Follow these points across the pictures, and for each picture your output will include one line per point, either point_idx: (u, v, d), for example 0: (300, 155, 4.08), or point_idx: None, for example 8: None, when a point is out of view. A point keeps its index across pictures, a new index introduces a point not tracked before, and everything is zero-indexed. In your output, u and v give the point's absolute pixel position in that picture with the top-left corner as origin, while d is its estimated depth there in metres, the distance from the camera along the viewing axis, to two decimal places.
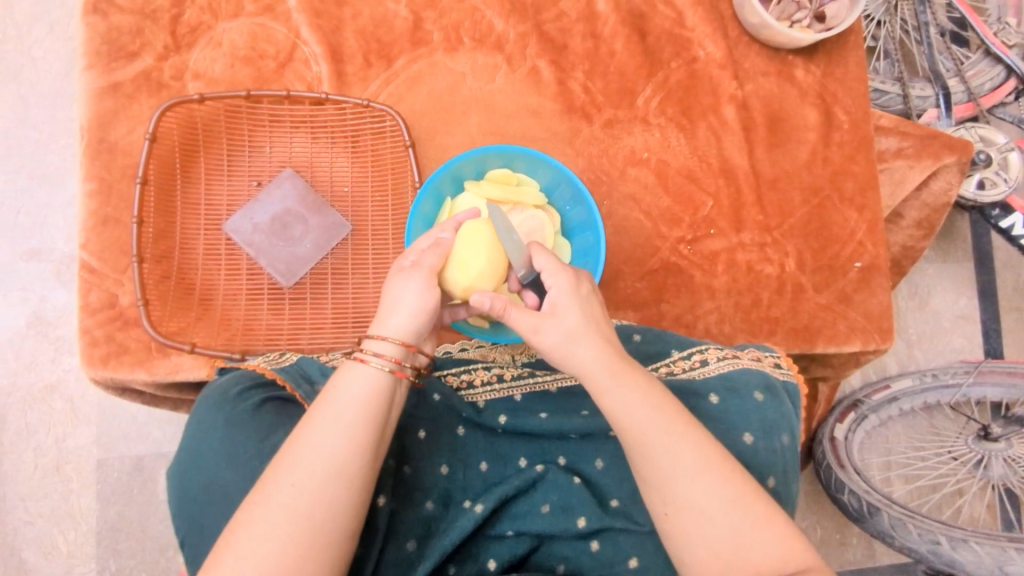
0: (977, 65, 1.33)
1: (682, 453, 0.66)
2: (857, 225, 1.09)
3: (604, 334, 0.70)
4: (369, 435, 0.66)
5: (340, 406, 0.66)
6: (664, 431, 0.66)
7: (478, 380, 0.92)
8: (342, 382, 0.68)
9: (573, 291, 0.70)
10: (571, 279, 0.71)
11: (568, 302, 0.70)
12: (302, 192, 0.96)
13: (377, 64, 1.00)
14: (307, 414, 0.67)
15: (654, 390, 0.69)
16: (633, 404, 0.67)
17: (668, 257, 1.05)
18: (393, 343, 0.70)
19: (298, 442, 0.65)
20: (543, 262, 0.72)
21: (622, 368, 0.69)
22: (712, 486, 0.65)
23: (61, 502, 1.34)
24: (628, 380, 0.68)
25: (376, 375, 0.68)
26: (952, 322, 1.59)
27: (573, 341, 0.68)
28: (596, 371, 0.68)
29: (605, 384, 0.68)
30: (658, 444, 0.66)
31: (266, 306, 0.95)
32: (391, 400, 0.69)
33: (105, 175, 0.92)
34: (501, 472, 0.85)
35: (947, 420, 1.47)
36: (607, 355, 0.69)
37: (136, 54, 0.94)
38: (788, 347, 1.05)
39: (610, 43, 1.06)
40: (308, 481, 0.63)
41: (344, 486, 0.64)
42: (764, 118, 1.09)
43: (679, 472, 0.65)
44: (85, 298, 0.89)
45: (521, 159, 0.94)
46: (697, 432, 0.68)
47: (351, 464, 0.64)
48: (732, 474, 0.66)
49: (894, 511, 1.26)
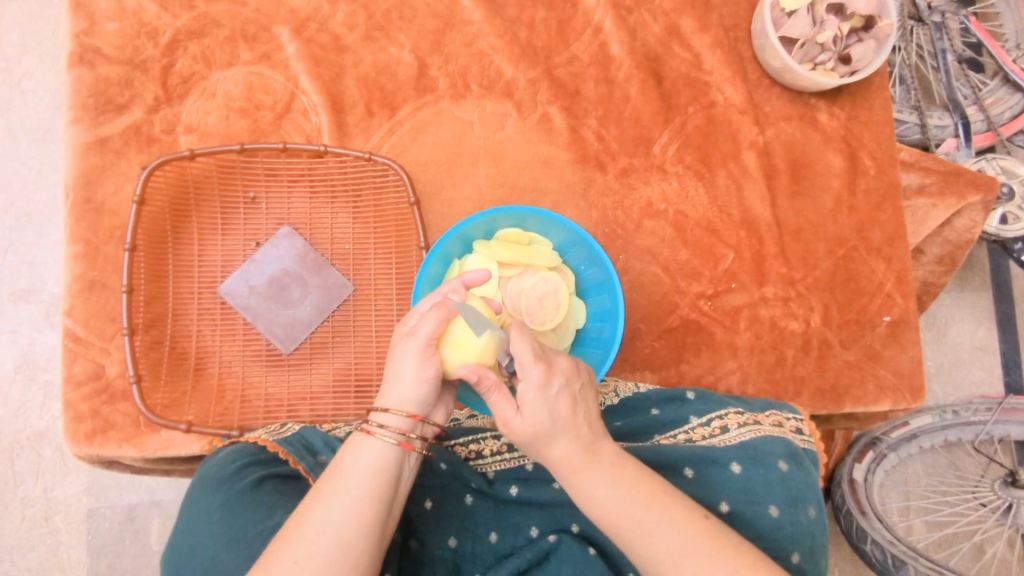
0: (995, 92, 1.21)
1: (662, 539, 0.59)
2: (885, 276, 1.03)
3: (578, 423, 0.61)
4: (378, 508, 0.59)
5: (349, 476, 0.60)
6: (640, 518, 0.60)
7: (488, 449, 0.83)
8: (352, 454, 0.62)
9: (544, 387, 0.60)
10: (543, 372, 0.60)
11: (537, 400, 0.60)
12: (301, 251, 0.91)
13: (380, 113, 0.96)
14: (313, 487, 0.61)
15: (624, 468, 0.62)
16: (606, 497, 0.60)
17: (687, 313, 1.00)
18: (399, 414, 0.63)
19: (304, 516, 0.58)
20: (520, 350, 0.60)
21: (592, 456, 0.61)
22: (701, 567, 0.59)
23: (49, 555, 1.18)
24: (599, 470, 0.61)
25: (385, 449, 0.62)
26: (971, 354, 1.41)
27: (542, 440, 0.60)
28: (566, 465, 0.61)
29: (575, 477, 0.61)
30: (634, 534, 0.60)
31: (264, 373, 0.89)
32: (398, 474, 0.62)
33: (90, 237, 0.87)
34: (512, 544, 0.75)
35: (969, 459, 1.31)
36: (577, 447, 0.61)
37: (125, 107, 0.90)
38: (814, 409, 1.00)
39: (625, 88, 1.01)
40: (313, 559, 0.55)
41: (352, 565, 0.56)
42: (786, 165, 1.04)
43: (663, 561, 0.59)
44: (69, 370, 0.84)
45: (533, 219, 0.89)
46: (676, 507, 0.61)
47: (358, 541, 0.57)
48: (724, 550, 0.60)
49: (924, 566, 1.10)
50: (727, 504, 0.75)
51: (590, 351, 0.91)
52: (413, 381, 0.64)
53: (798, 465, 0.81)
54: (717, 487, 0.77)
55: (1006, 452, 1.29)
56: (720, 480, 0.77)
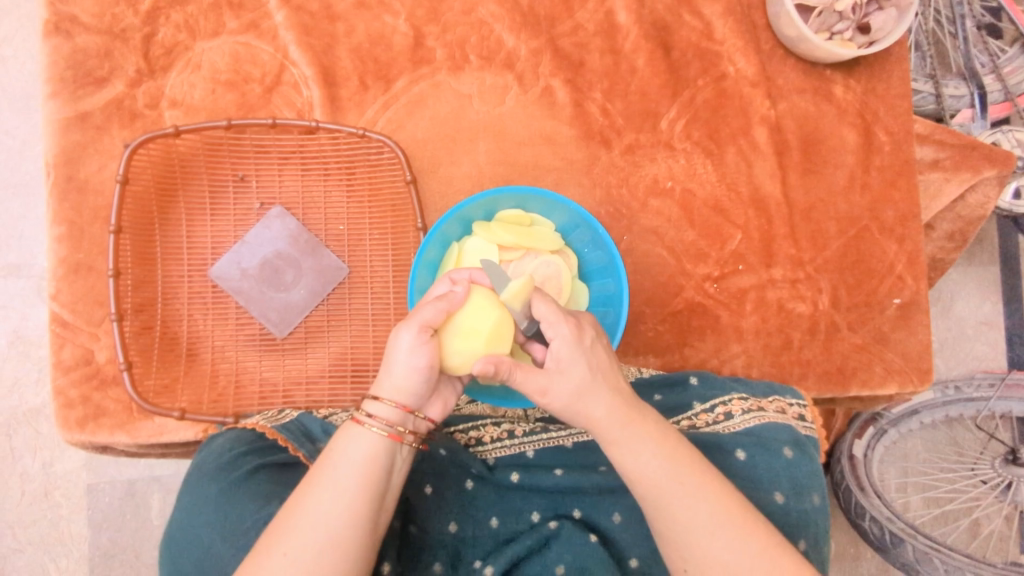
0: (1013, 60, 1.14)
1: (699, 506, 0.57)
2: (897, 257, 0.99)
3: (615, 381, 0.61)
4: (370, 500, 0.57)
5: (340, 467, 0.58)
6: (680, 482, 0.58)
7: (488, 436, 0.81)
8: (344, 442, 0.60)
9: (578, 340, 0.59)
10: (576, 327, 0.60)
11: (573, 354, 0.59)
12: (294, 232, 0.88)
13: (375, 86, 0.91)
14: (304, 477, 0.59)
15: (665, 433, 0.61)
16: (649, 457, 0.59)
17: (693, 296, 0.97)
18: (389, 405, 0.60)
19: (294, 508, 0.56)
20: (543, 310, 0.61)
21: (633, 417, 0.60)
22: (734, 540, 0.57)
23: (50, 529, 1.18)
24: (640, 430, 0.60)
25: (373, 440, 0.59)
26: (975, 329, 1.38)
27: (584, 397, 0.59)
28: (607, 425, 0.59)
29: (616, 439, 0.59)
30: (672, 498, 0.58)
31: (258, 358, 0.87)
32: (389, 467, 0.60)
33: (74, 218, 0.84)
34: (512, 529, 0.73)
35: (968, 435, 1.29)
36: (618, 405, 0.60)
37: (106, 79, 0.86)
38: (820, 392, 0.97)
39: (632, 59, 0.97)
40: (302, 552, 0.54)
41: (341, 557, 0.55)
42: (798, 141, 0.99)
43: (697, 528, 0.57)
44: (57, 355, 0.82)
45: (535, 199, 0.86)
46: (714, 478, 0.59)
47: (349, 534, 0.55)
48: (754, 526, 0.58)
49: (920, 543, 1.08)
50: None
51: None
52: (406, 369, 0.60)
53: (803, 453, 0.78)
54: (721, 475, 0.74)
55: (1007, 427, 1.25)
56: (725, 466, 0.74)
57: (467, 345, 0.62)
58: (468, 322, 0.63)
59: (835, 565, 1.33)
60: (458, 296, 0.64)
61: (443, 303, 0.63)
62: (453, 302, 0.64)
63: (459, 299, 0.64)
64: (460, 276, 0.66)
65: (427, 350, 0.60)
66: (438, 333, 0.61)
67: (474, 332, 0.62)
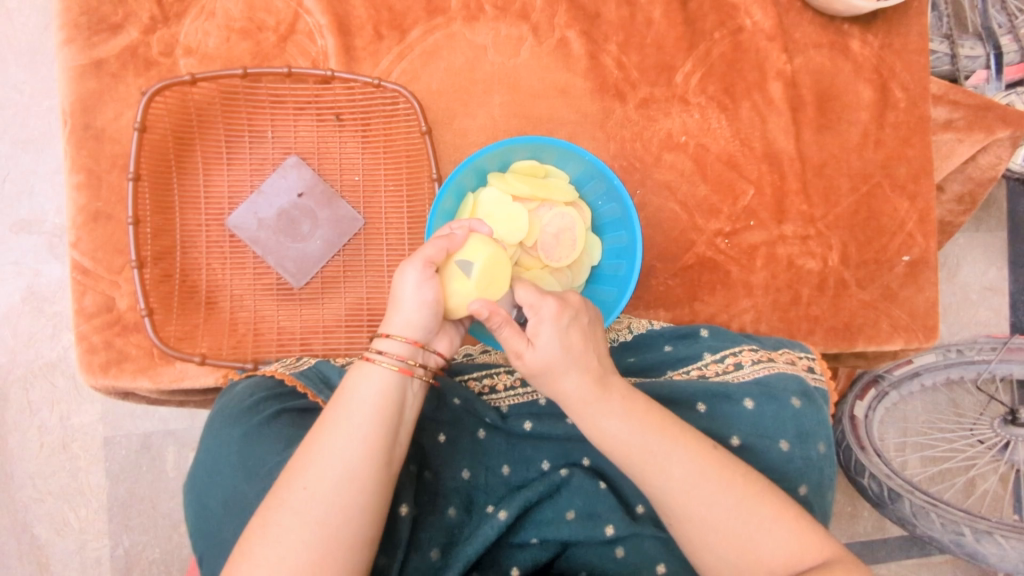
0: None
1: (672, 469, 0.59)
2: (908, 214, 0.99)
3: (588, 356, 0.61)
4: (384, 435, 0.59)
5: (353, 406, 0.59)
6: (652, 449, 0.59)
7: (501, 384, 0.83)
8: (355, 384, 0.61)
9: (557, 321, 0.60)
10: (556, 306, 0.60)
11: (550, 331, 0.59)
12: (310, 182, 0.88)
13: (389, 36, 0.91)
14: (318, 418, 0.60)
15: (634, 402, 0.62)
16: (619, 429, 0.60)
17: (704, 251, 0.98)
18: (400, 340, 0.62)
19: (311, 444, 0.58)
20: (526, 295, 0.62)
21: (602, 390, 0.61)
22: (710, 495, 0.58)
23: (69, 479, 1.21)
24: (608, 403, 0.60)
25: (385, 375, 0.60)
26: (980, 293, 1.39)
27: (554, 371, 0.60)
28: (576, 398, 0.60)
29: (585, 411, 0.60)
30: (645, 465, 0.59)
31: (276, 307, 0.88)
32: (401, 402, 0.61)
33: (92, 165, 0.85)
34: (523, 476, 0.75)
35: (968, 397, 1.32)
36: (587, 381, 0.60)
37: (120, 26, 0.85)
38: (826, 347, 0.99)
39: (648, 10, 0.96)
40: (320, 486, 0.56)
41: (359, 490, 0.57)
42: (813, 96, 0.99)
43: (672, 489, 0.59)
44: (79, 302, 0.84)
45: (550, 150, 0.86)
46: (686, 440, 0.61)
47: (364, 470, 0.57)
48: (730, 479, 0.60)
49: (918, 498, 1.10)
50: (738, 438, 0.74)
51: (606, 288, 0.89)
52: (414, 305, 0.62)
53: (811, 403, 0.80)
54: (731, 422, 0.75)
55: (1006, 390, 1.29)
56: (735, 415, 0.76)
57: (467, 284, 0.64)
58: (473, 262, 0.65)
59: (835, 521, 1.36)
60: (458, 237, 0.67)
61: (444, 242, 0.65)
62: (453, 243, 0.66)
63: (459, 240, 0.67)
64: (459, 219, 0.69)
65: (433, 284, 0.62)
66: (441, 269, 0.63)
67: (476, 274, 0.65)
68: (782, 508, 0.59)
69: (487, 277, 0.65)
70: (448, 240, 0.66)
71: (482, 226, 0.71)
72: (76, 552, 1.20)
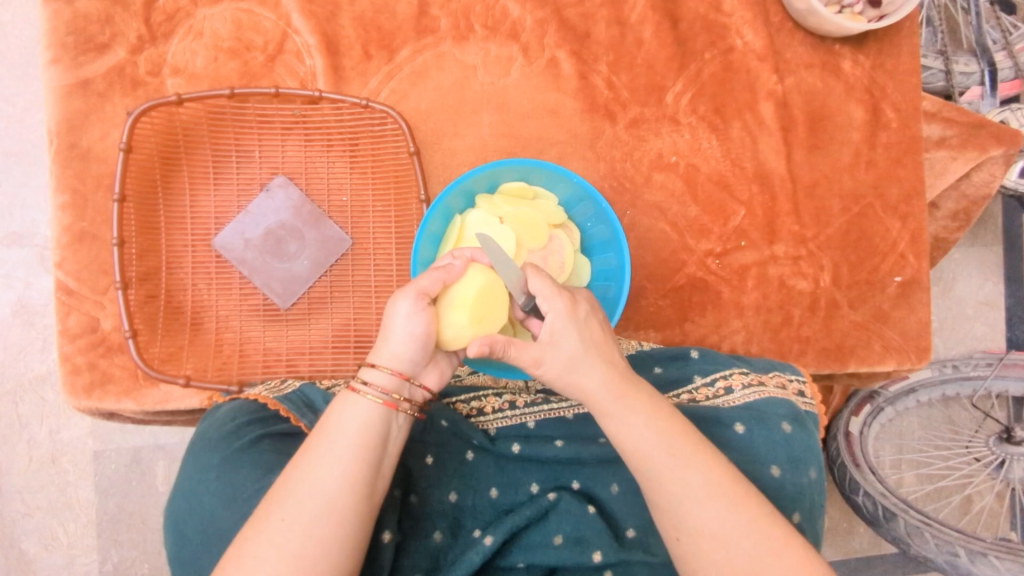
0: None
1: (692, 476, 0.59)
2: (900, 235, 0.99)
3: (607, 351, 0.63)
4: (366, 468, 0.58)
5: (337, 436, 0.59)
6: (674, 454, 0.59)
7: (490, 407, 0.81)
8: (338, 413, 0.60)
9: (572, 314, 0.61)
10: (570, 301, 0.62)
11: (567, 326, 0.60)
12: (297, 203, 0.88)
13: (378, 56, 0.90)
14: (302, 446, 0.60)
15: (658, 405, 0.62)
16: (642, 430, 0.60)
17: (694, 272, 0.97)
18: (386, 372, 0.61)
19: (293, 473, 0.57)
20: (538, 286, 0.62)
21: (628, 389, 0.61)
22: (725, 510, 0.58)
23: (58, 494, 1.20)
24: (633, 402, 0.61)
25: (369, 409, 0.60)
26: (975, 308, 1.39)
27: (578, 367, 0.60)
28: (601, 396, 0.61)
29: (610, 410, 0.61)
30: (665, 470, 0.59)
31: (262, 328, 0.88)
32: (385, 435, 0.60)
33: (78, 185, 0.84)
34: (512, 500, 0.74)
35: (964, 414, 1.29)
36: (611, 377, 0.61)
37: (107, 46, 0.85)
38: (818, 368, 0.98)
39: (638, 30, 0.96)
40: (299, 517, 0.55)
41: (338, 523, 0.56)
42: (804, 116, 0.99)
43: (690, 498, 0.58)
44: (63, 323, 0.83)
45: (539, 172, 0.86)
46: (706, 452, 0.60)
47: (343, 501, 0.56)
48: (745, 497, 0.59)
49: (912, 517, 1.09)
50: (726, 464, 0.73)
51: None
52: (403, 338, 0.61)
53: (801, 428, 0.79)
54: (720, 448, 0.74)
55: (1003, 407, 1.26)
56: (723, 440, 0.75)
57: (462, 315, 0.63)
58: (471, 295, 0.64)
59: (830, 539, 1.35)
60: (455, 269, 0.66)
61: (440, 274, 0.64)
62: (451, 274, 0.65)
63: (457, 271, 0.65)
64: (460, 248, 0.68)
65: (424, 317, 0.61)
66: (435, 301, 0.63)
67: (473, 308, 0.64)
68: (787, 536, 0.58)
69: (481, 310, 0.65)
70: (445, 270, 0.65)
71: (482, 256, 0.69)
72: (64, 567, 1.19)
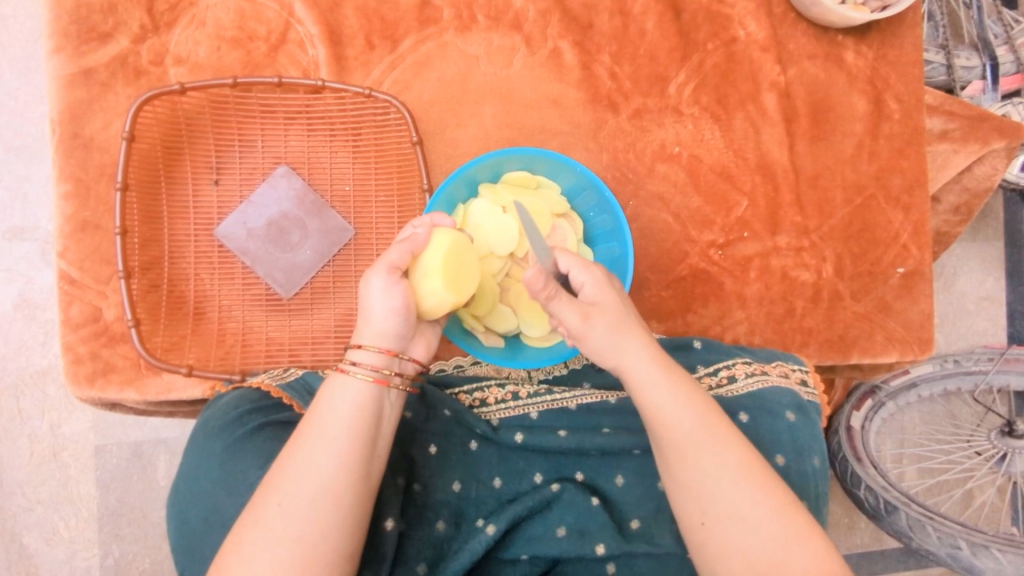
0: None
1: (723, 456, 0.59)
2: (903, 226, 0.99)
3: (638, 325, 0.63)
4: (359, 449, 0.58)
5: (328, 419, 0.58)
6: (710, 430, 0.60)
7: (492, 397, 0.81)
8: (329, 395, 0.60)
9: (608, 282, 0.63)
10: (600, 277, 0.62)
11: (601, 300, 0.61)
12: (300, 192, 0.88)
13: (381, 46, 0.90)
14: (293, 433, 0.59)
15: (692, 385, 0.63)
16: (681, 402, 0.60)
17: (697, 262, 0.97)
18: (373, 350, 0.61)
19: (285, 460, 0.57)
20: (569, 262, 0.62)
21: (666, 365, 0.62)
22: (752, 492, 0.58)
23: (59, 488, 1.20)
24: (669, 382, 0.61)
25: (362, 386, 0.60)
26: (977, 304, 1.38)
27: (620, 332, 0.61)
28: (642, 364, 0.61)
29: (653, 380, 0.60)
30: (697, 449, 0.59)
31: (265, 317, 0.88)
32: (377, 414, 0.60)
33: (80, 174, 0.84)
34: (514, 490, 0.74)
35: (965, 408, 1.29)
36: (650, 350, 0.62)
37: (109, 35, 0.85)
38: (821, 360, 0.98)
39: (641, 21, 0.95)
40: (295, 502, 0.55)
41: (337, 503, 0.56)
42: (807, 107, 0.98)
43: (721, 476, 0.58)
44: (66, 313, 0.83)
45: (542, 161, 0.86)
46: (736, 433, 0.61)
47: (339, 484, 0.56)
48: (772, 481, 0.59)
49: (914, 510, 1.09)
50: None
51: None
52: (383, 313, 0.61)
53: (804, 416, 0.78)
54: None
55: (1004, 401, 1.25)
56: None
57: (438, 281, 0.64)
58: (440, 259, 0.66)
59: (832, 533, 1.35)
60: (420, 238, 0.66)
61: (406, 245, 0.65)
62: (416, 244, 0.66)
63: (422, 241, 0.66)
64: (421, 218, 0.69)
65: (399, 288, 0.61)
66: (407, 270, 0.63)
67: (448, 272, 0.65)
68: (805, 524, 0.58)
69: (454, 271, 0.66)
70: (410, 241, 0.66)
71: (445, 220, 0.71)
72: (65, 562, 1.19)
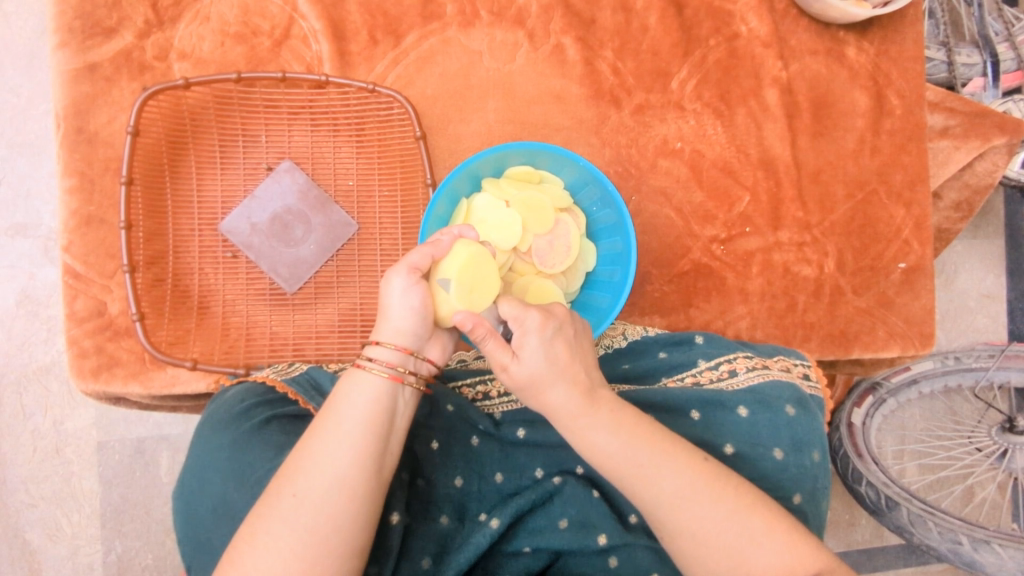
0: None
1: (662, 484, 0.58)
2: (904, 222, 0.99)
3: (575, 368, 0.60)
4: (375, 447, 0.58)
5: (346, 412, 0.59)
6: (641, 463, 0.59)
7: (495, 391, 0.81)
8: (347, 392, 0.60)
9: (542, 332, 0.58)
10: (540, 318, 0.59)
11: (535, 344, 0.58)
12: (303, 187, 0.88)
13: (384, 41, 0.91)
14: (309, 426, 0.60)
15: (623, 416, 0.61)
16: (605, 444, 0.59)
17: (699, 258, 0.97)
18: (390, 348, 0.61)
19: (301, 453, 0.57)
20: (509, 309, 0.59)
21: (592, 405, 0.60)
22: (701, 510, 0.58)
23: (63, 484, 1.20)
24: (597, 418, 0.60)
25: (378, 385, 0.60)
26: (978, 301, 1.39)
27: (540, 383, 0.59)
28: (564, 413, 0.59)
29: (574, 427, 0.60)
30: (635, 479, 0.58)
31: (269, 312, 0.88)
32: (393, 411, 0.60)
33: (85, 169, 0.84)
34: (516, 484, 0.74)
35: (966, 405, 1.29)
36: (575, 394, 0.59)
37: (114, 30, 0.85)
38: (822, 355, 0.98)
39: (643, 17, 0.96)
40: (310, 494, 0.55)
41: (350, 498, 0.56)
42: (808, 103, 0.99)
43: (664, 503, 0.58)
44: (70, 307, 0.83)
45: (545, 155, 0.86)
46: (677, 452, 0.60)
47: (354, 478, 0.56)
48: (723, 490, 0.59)
49: (915, 506, 1.09)
50: (732, 446, 0.74)
51: (600, 295, 0.89)
52: (401, 313, 0.62)
53: (805, 411, 0.78)
54: (725, 430, 0.75)
55: (1005, 398, 1.24)
56: (727, 422, 0.75)
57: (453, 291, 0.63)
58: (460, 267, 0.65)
59: (833, 529, 1.35)
60: (443, 243, 0.66)
61: (428, 249, 0.65)
62: (439, 249, 0.65)
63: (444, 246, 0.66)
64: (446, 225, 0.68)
65: (419, 291, 0.61)
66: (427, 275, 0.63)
67: (463, 284, 0.65)
68: (772, 518, 0.59)
69: (471, 280, 0.65)
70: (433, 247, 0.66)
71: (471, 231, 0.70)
72: (68, 558, 1.19)
